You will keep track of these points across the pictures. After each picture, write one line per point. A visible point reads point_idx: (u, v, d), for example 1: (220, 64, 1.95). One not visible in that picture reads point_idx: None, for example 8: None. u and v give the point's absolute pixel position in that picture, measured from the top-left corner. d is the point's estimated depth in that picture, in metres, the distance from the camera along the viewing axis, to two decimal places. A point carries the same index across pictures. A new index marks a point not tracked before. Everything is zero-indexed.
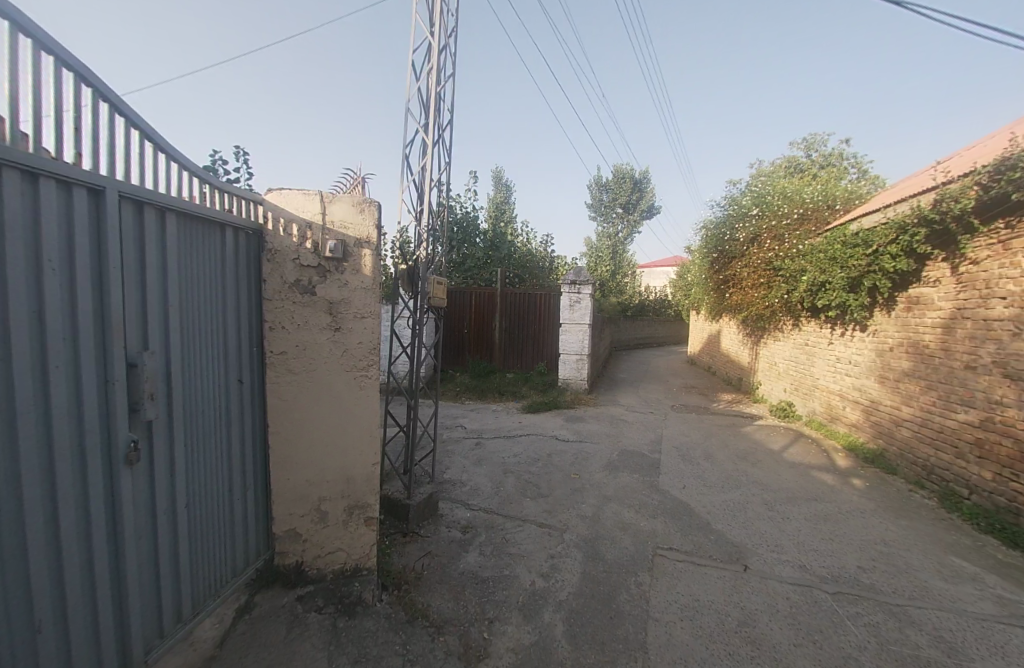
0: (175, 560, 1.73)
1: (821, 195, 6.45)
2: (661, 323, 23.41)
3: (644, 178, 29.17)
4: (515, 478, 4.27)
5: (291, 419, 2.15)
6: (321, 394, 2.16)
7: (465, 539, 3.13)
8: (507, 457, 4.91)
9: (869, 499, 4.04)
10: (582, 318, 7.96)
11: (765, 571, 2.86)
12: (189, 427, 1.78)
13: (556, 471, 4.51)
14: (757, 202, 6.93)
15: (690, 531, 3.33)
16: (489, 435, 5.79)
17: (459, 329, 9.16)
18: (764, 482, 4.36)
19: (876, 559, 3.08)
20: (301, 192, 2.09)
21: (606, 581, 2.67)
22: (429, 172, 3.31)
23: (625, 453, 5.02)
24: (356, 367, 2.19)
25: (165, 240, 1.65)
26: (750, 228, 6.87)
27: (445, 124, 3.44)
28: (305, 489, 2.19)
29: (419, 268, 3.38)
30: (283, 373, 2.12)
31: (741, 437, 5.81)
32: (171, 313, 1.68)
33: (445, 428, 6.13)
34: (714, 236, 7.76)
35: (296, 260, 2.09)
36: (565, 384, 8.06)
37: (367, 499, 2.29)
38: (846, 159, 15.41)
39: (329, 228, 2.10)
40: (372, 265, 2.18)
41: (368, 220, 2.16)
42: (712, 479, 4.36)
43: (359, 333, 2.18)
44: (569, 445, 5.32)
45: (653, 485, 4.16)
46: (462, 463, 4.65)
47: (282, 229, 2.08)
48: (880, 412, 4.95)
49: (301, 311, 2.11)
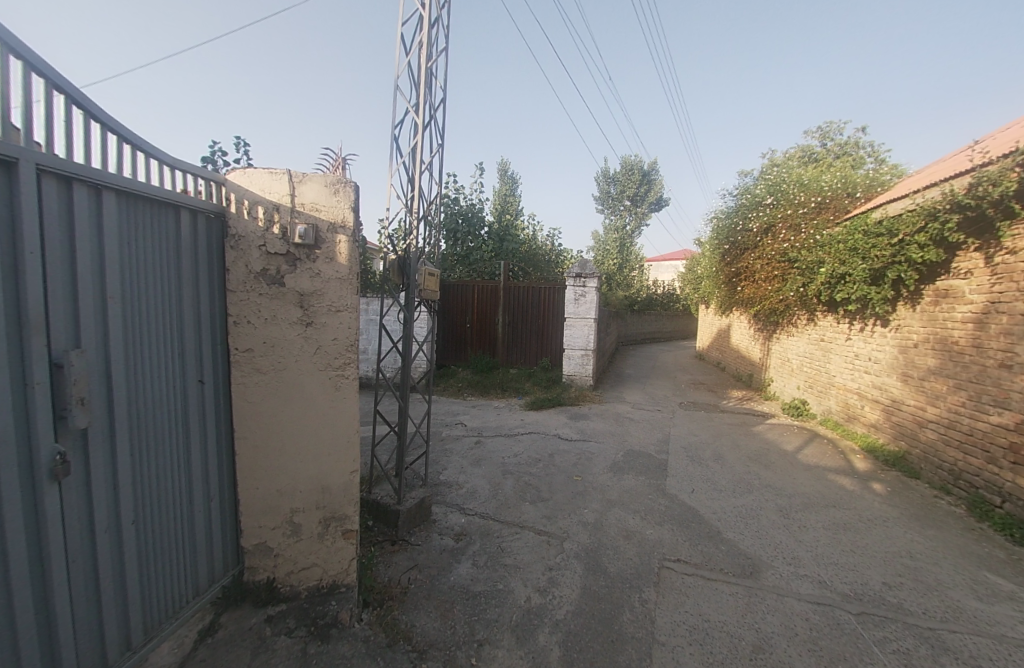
0: (121, 583, 1.56)
1: (842, 182, 6.08)
2: (669, 318, 23.04)
3: (653, 170, 28.63)
4: (514, 480, 4.07)
5: (259, 424, 1.96)
6: (293, 396, 1.96)
7: (457, 548, 2.93)
8: (507, 456, 4.71)
9: (890, 506, 3.78)
10: (587, 312, 7.71)
11: (781, 588, 2.63)
12: (136, 433, 1.59)
13: (558, 472, 4.30)
14: (771, 191, 6.63)
15: (699, 541, 3.11)
16: (489, 433, 5.59)
17: (462, 323, 8.94)
18: (779, 486, 4.11)
19: (903, 574, 2.83)
20: (266, 171, 1.87)
21: (607, 598, 2.46)
22: (420, 157, 3.07)
23: (631, 454, 4.79)
24: (331, 366, 1.98)
25: (101, 221, 1.44)
26: (764, 219, 6.54)
27: (437, 103, 3.19)
28: (277, 500, 2.00)
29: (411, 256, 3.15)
30: (248, 372, 1.92)
31: (753, 437, 5.56)
32: (109, 305, 1.47)
33: (444, 425, 5.95)
34: (726, 228, 7.43)
35: (262, 247, 1.88)
36: (570, 380, 7.83)
37: (345, 510, 2.09)
38: (863, 149, 14.87)
39: (298, 211, 1.88)
40: (349, 252, 1.96)
41: (343, 202, 1.93)
42: (722, 482, 4.12)
43: (333, 329, 1.97)
44: (572, 444, 5.10)
45: (659, 489, 3.94)
46: (460, 463, 4.47)
47: (246, 212, 1.87)
48: (902, 412, 4.67)
49: (268, 304, 1.90)
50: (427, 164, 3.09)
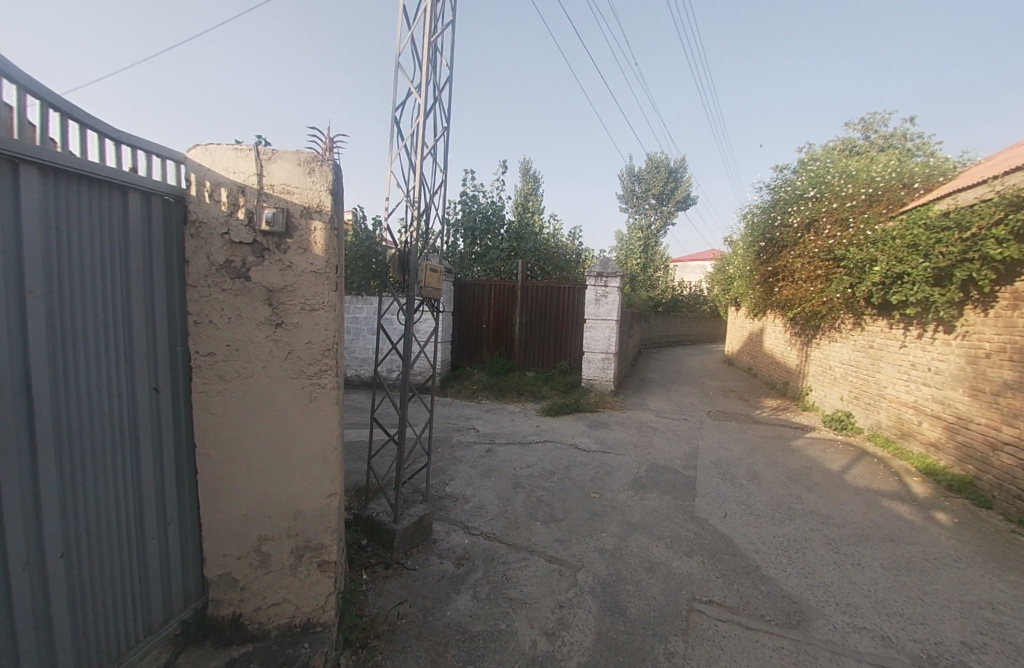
0: (47, 632, 1.31)
1: (895, 170, 5.49)
2: (696, 320, 22.21)
3: (680, 168, 27.75)
4: (525, 496, 3.74)
5: (222, 439, 1.70)
6: (260, 408, 1.70)
7: (458, 575, 2.62)
8: (520, 467, 4.38)
9: (960, 542, 3.27)
10: (608, 314, 7.31)
11: (836, 645, 2.21)
12: (64, 452, 1.35)
13: (574, 487, 3.94)
14: (814, 182, 6.09)
15: (734, 578, 2.71)
16: (502, 440, 5.28)
17: (478, 323, 8.66)
18: (825, 513, 3.63)
19: (986, 632, 2.36)
20: (231, 148, 1.62)
21: (627, 648, 2.10)
22: (421, 138, 2.77)
23: (655, 469, 4.38)
24: (305, 373, 1.71)
25: (20, 201, 1.20)
26: (805, 214, 5.99)
27: (442, 81, 2.91)
28: (243, 526, 1.75)
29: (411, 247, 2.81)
30: (210, 379, 1.67)
31: (792, 453, 5.05)
32: (30, 301, 1.24)
33: (456, 431, 5.68)
34: (761, 223, 6.89)
35: (226, 234, 1.62)
36: (589, 384, 7.44)
37: (321, 539, 1.81)
38: (911, 141, 13.84)
39: (266, 193, 1.62)
40: (327, 241, 1.68)
41: (320, 181, 1.66)
42: (759, 506, 3.68)
43: (307, 332, 1.69)
44: (591, 455, 4.73)
45: (687, 512, 3.53)
46: (469, 474, 4.17)
47: (208, 196, 1.62)
48: (971, 431, 4.10)
49: (232, 301, 1.64)
50: (429, 145, 2.79)
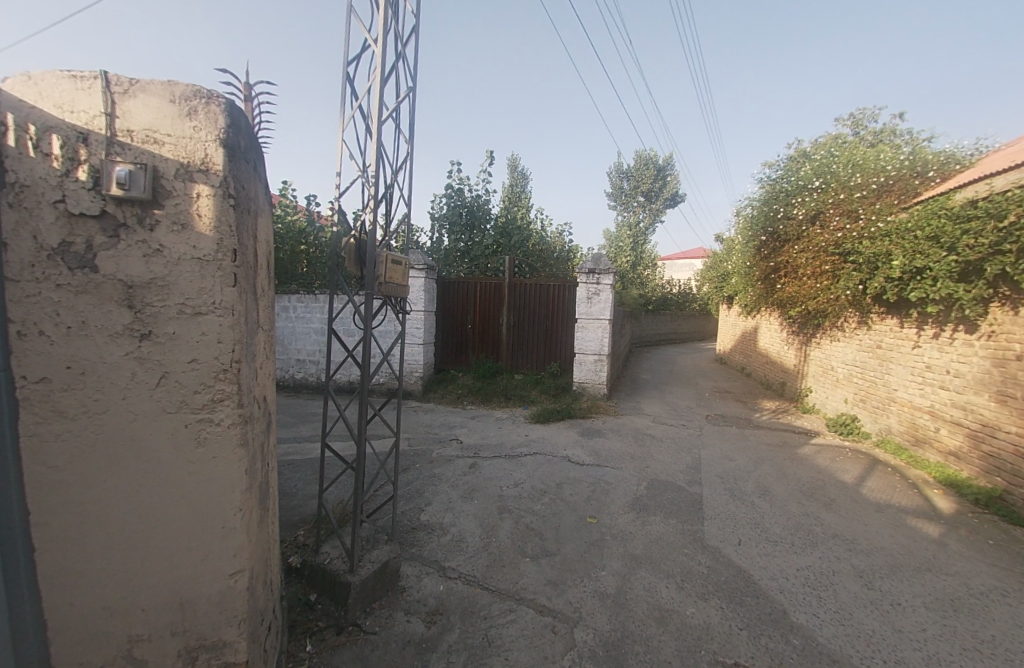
0: None
1: (903, 161, 5.19)
2: (685, 318, 22.02)
3: (668, 165, 27.55)
4: (512, 523, 3.25)
5: (67, 507, 1.14)
6: (123, 457, 1.17)
7: (427, 639, 2.11)
8: (506, 486, 3.89)
9: (1003, 571, 2.88)
10: (601, 313, 6.87)
11: None
12: None
13: (568, 510, 3.47)
14: (818, 172, 5.72)
15: (760, 630, 2.26)
16: (487, 453, 4.79)
17: (463, 324, 8.14)
18: (849, 537, 3.22)
19: None
20: (66, 75, 1.11)
21: None
22: (380, 98, 2.23)
23: (656, 485, 3.93)
24: (189, 406, 1.19)
25: None
26: (809, 206, 5.60)
27: (406, 32, 2.41)
28: (104, 626, 1.21)
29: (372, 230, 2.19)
30: (44, 419, 1.11)
31: (800, 463, 4.67)
32: None
33: (436, 443, 5.17)
34: (759, 217, 6.48)
35: (59, 203, 1.09)
36: (581, 388, 6.99)
37: (221, 634, 1.30)
38: (900, 137, 13.69)
39: (126, 148, 1.12)
40: (217, 215, 1.18)
41: (205, 129, 1.16)
42: (776, 530, 3.26)
43: (190, 346, 1.18)
44: (585, 470, 4.26)
45: (697, 539, 3.08)
46: (448, 496, 3.67)
47: (32, 147, 1.08)
48: (999, 439, 3.74)
49: (72, 302, 1.11)
50: (392, 108, 2.25)
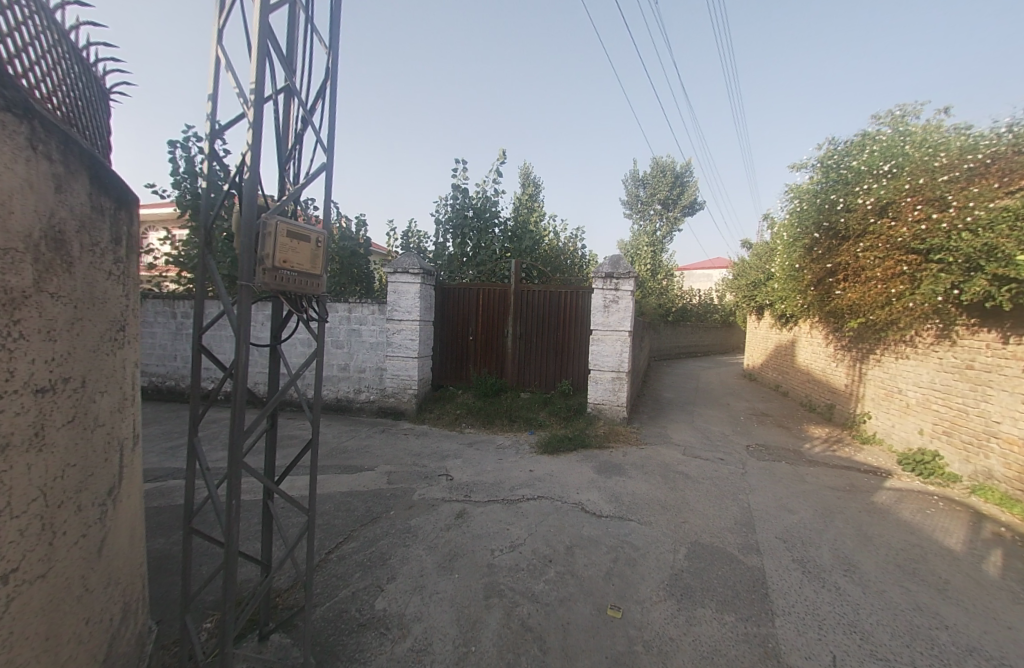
0: None
1: (1000, 135, 4.18)
2: (706, 330, 20.81)
3: (687, 172, 26.62)
4: (500, 615, 2.32)
5: None
6: None
7: None
8: (499, 550, 2.95)
9: None
10: (619, 323, 5.94)
11: None
12: None
13: (581, 592, 2.52)
14: (888, 156, 4.74)
15: None
16: (480, 495, 3.87)
17: (464, 335, 7.27)
18: (996, 654, 2.19)
19: None
20: None
21: None
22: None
23: (698, 553, 2.95)
24: None
25: None
26: (880, 194, 4.59)
27: None
28: None
29: (250, 183, 1.33)
30: None
31: (883, 519, 3.62)
32: None
33: (421, 479, 4.28)
34: (809, 211, 5.46)
35: None
36: (597, 410, 6.02)
37: None
38: None
39: None
40: None
41: None
42: (883, 638, 2.25)
43: None
44: (603, 524, 3.31)
45: (770, 655, 2.10)
46: (419, 567, 2.75)
47: None
48: None
49: None
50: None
